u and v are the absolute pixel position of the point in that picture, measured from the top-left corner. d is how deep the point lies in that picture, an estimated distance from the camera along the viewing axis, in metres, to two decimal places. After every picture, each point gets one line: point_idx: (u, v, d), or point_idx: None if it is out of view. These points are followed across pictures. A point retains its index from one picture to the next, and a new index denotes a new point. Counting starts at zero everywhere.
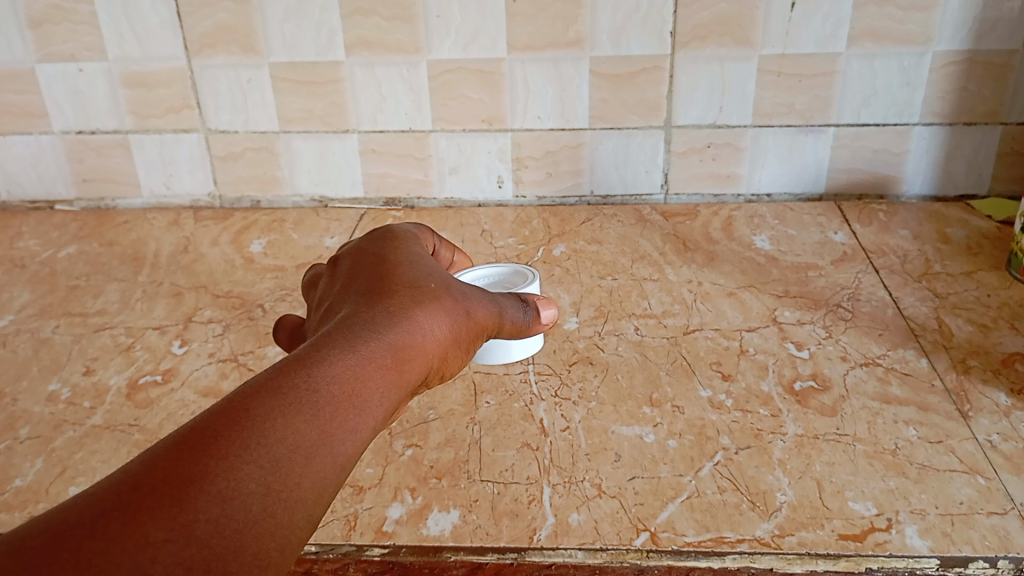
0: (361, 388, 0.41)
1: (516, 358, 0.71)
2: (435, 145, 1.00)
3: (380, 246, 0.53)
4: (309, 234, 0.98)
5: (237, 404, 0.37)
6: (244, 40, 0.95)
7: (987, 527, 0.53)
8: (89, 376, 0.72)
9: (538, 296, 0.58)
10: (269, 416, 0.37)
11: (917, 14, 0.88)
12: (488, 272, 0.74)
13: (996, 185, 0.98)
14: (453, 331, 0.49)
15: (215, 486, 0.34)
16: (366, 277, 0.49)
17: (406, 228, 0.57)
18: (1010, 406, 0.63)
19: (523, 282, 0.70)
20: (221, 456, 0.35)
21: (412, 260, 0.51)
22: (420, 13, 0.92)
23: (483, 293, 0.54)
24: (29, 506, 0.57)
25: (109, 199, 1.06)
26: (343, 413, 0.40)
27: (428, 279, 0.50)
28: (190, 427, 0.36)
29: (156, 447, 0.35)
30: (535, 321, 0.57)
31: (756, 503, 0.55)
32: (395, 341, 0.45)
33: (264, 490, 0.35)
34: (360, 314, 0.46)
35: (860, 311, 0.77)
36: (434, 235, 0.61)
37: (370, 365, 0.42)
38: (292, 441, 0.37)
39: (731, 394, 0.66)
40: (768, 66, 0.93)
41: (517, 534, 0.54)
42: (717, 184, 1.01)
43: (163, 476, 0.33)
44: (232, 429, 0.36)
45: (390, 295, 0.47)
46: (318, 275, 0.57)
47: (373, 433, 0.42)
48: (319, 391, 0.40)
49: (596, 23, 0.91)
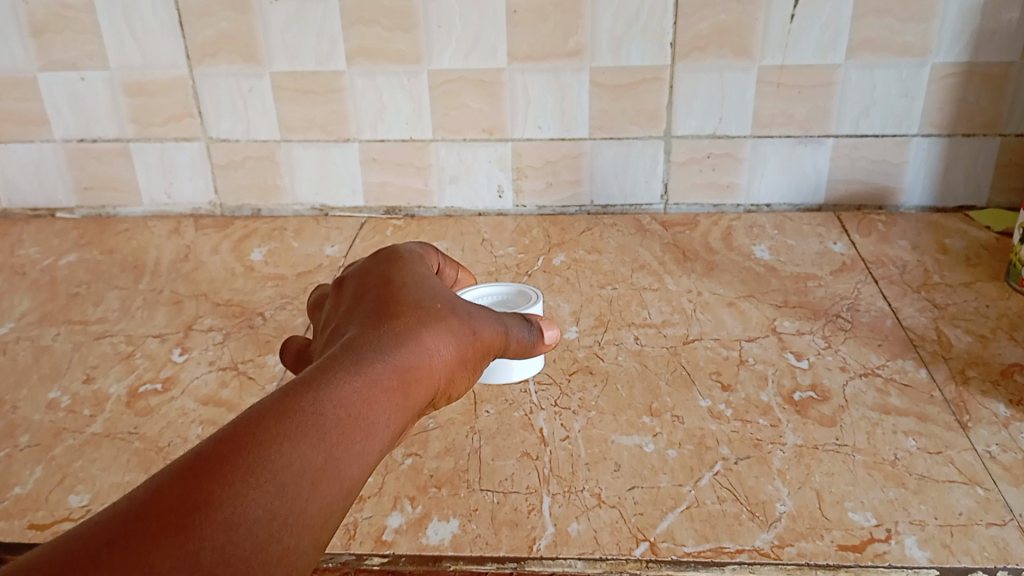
0: (367, 411, 0.41)
1: (513, 380, 0.69)
2: (435, 153, 1.00)
3: (385, 265, 0.53)
4: (309, 242, 0.99)
5: (243, 428, 0.37)
6: (245, 49, 0.95)
7: (986, 538, 0.53)
8: (88, 385, 0.72)
9: (541, 318, 0.59)
10: (276, 440, 0.37)
11: (915, 24, 0.89)
12: (491, 290, 0.74)
13: (994, 196, 0.99)
14: (459, 352, 0.49)
15: (220, 513, 0.34)
16: (372, 298, 0.49)
17: (412, 248, 0.57)
18: (1009, 417, 0.63)
19: (525, 303, 0.71)
20: (227, 483, 0.35)
21: (417, 280, 0.51)
22: (421, 22, 0.92)
23: (489, 313, 0.54)
24: (28, 513, 0.57)
25: (109, 208, 1.07)
26: (350, 436, 0.40)
27: (434, 299, 0.50)
28: (196, 452, 0.36)
29: (162, 473, 0.35)
30: (537, 340, 0.57)
31: (756, 513, 0.55)
32: (401, 363, 0.45)
33: (271, 515, 0.35)
34: (366, 335, 0.46)
35: (859, 321, 0.77)
36: (439, 253, 0.61)
37: (377, 387, 0.42)
38: (299, 465, 0.37)
39: (730, 404, 0.66)
40: (768, 77, 0.93)
41: (517, 544, 0.53)
42: (716, 194, 1.01)
43: (169, 502, 0.33)
44: (238, 455, 0.36)
45: (396, 316, 0.47)
46: (323, 294, 0.57)
47: (380, 456, 0.42)
48: (326, 414, 0.39)
49: (596, 32, 0.92)
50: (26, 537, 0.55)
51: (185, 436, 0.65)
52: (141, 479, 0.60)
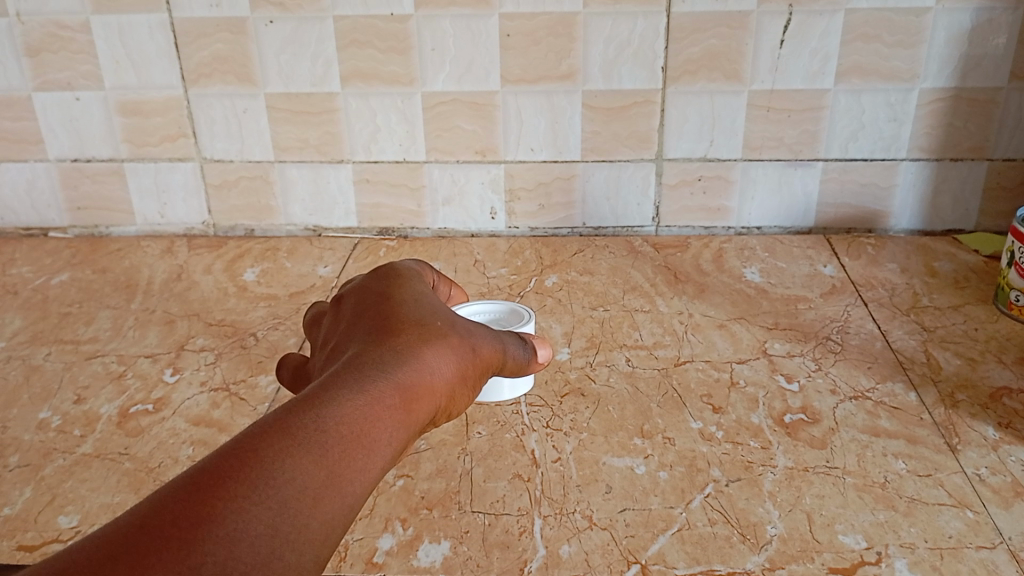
0: (370, 428, 0.41)
1: (506, 399, 0.70)
2: (429, 175, 1.01)
3: (385, 282, 0.53)
4: (302, 263, 0.99)
5: (246, 444, 0.37)
6: (241, 70, 0.96)
7: (976, 561, 0.53)
8: (79, 404, 0.71)
9: (533, 336, 0.60)
10: (279, 456, 0.37)
11: (903, 51, 0.90)
12: (484, 307, 0.74)
13: (982, 220, 1.00)
14: (460, 370, 0.49)
15: (222, 528, 0.34)
16: (373, 315, 0.49)
17: (408, 265, 0.57)
18: (998, 440, 0.64)
19: (518, 322, 0.71)
20: (229, 498, 0.35)
21: (417, 298, 0.51)
22: (415, 46, 0.93)
23: (487, 330, 0.54)
24: (17, 534, 0.57)
25: (102, 227, 1.07)
26: (352, 454, 0.39)
27: (433, 317, 0.50)
28: (198, 467, 0.36)
29: (164, 487, 0.35)
30: (533, 358, 0.58)
31: (747, 536, 0.55)
32: (403, 380, 0.44)
33: (272, 531, 0.35)
34: (368, 352, 0.46)
35: (848, 343, 0.78)
36: (432, 269, 0.60)
37: (380, 404, 0.42)
38: (300, 482, 0.37)
39: (721, 426, 0.66)
40: (758, 101, 0.94)
41: (508, 565, 0.53)
42: (707, 217, 1.02)
43: (172, 518, 0.33)
44: (239, 470, 0.36)
45: (397, 333, 0.47)
46: (319, 312, 0.57)
47: (381, 474, 0.41)
48: (328, 431, 0.39)
49: (587, 57, 0.93)
50: (14, 557, 0.55)
51: (175, 456, 0.65)
52: (131, 500, 0.60)
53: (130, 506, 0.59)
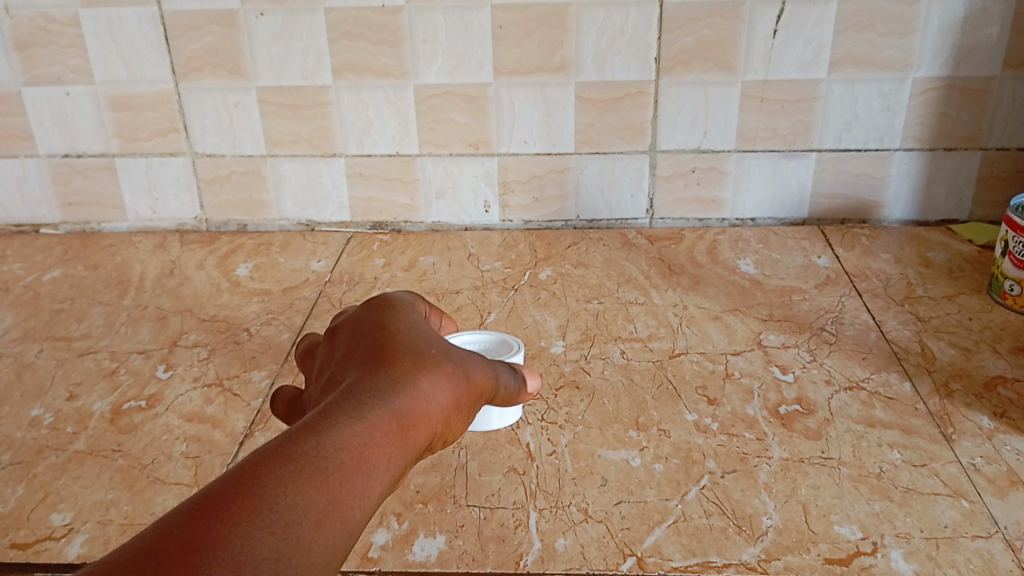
0: (369, 454, 0.41)
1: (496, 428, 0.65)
2: (422, 168, 1.01)
3: (379, 312, 0.52)
4: (295, 257, 0.98)
5: (248, 471, 0.37)
6: (231, 64, 0.95)
7: (972, 550, 0.53)
8: (72, 401, 0.71)
9: (522, 368, 0.60)
10: (281, 482, 0.37)
11: (896, 40, 0.90)
12: (474, 337, 0.73)
13: (976, 210, 1.00)
14: (457, 396, 0.48)
15: (227, 552, 0.34)
16: (368, 343, 0.49)
17: (401, 295, 0.56)
18: (992, 429, 0.64)
19: (508, 352, 0.70)
20: (233, 523, 0.35)
21: (412, 326, 0.51)
22: (407, 37, 0.93)
23: (480, 357, 0.54)
24: (10, 532, 0.57)
25: (93, 223, 1.06)
26: (352, 479, 0.39)
27: (428, 344, 0.49)
28: (202, 495, 0.36)
29: (170, 515, 0.35)
30: (521, 389, 0.58)
31: (743, 527, 0.55)
32: (401, 407, 0.44)
33: (276, 555, 0.35)
34: (364, 380, 0.45)
35: (843, 334, 0.78)
36: (425, 301, 0.58)
37: (378, 430, 0.42)
38: (302, 506, 0.37)
39: (716, 417, 0.66)
40: (752, 92, 0.94)
41: (503, 559, 0.53)
42: (701, 209, 1.02)
43: (178, 543, 0.33)
44: (243, 496, 0.36)
45: (393, 361, 0.47)
46: (312, 344, 0.56)
47: (381, 500, 0.41)
48: (328, 457, 0.39)
49: (581, 48, 0.92)
50: (7, 556, 0.55)
51: (169, 453, 0.64)
52: (125, 497, 0.60)
53: (124, 503, 0.59)
